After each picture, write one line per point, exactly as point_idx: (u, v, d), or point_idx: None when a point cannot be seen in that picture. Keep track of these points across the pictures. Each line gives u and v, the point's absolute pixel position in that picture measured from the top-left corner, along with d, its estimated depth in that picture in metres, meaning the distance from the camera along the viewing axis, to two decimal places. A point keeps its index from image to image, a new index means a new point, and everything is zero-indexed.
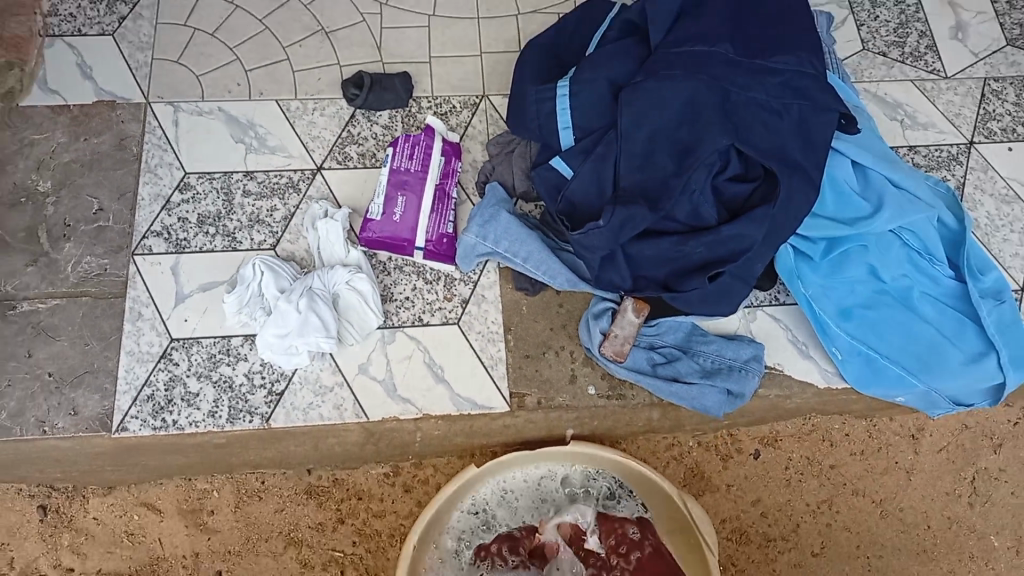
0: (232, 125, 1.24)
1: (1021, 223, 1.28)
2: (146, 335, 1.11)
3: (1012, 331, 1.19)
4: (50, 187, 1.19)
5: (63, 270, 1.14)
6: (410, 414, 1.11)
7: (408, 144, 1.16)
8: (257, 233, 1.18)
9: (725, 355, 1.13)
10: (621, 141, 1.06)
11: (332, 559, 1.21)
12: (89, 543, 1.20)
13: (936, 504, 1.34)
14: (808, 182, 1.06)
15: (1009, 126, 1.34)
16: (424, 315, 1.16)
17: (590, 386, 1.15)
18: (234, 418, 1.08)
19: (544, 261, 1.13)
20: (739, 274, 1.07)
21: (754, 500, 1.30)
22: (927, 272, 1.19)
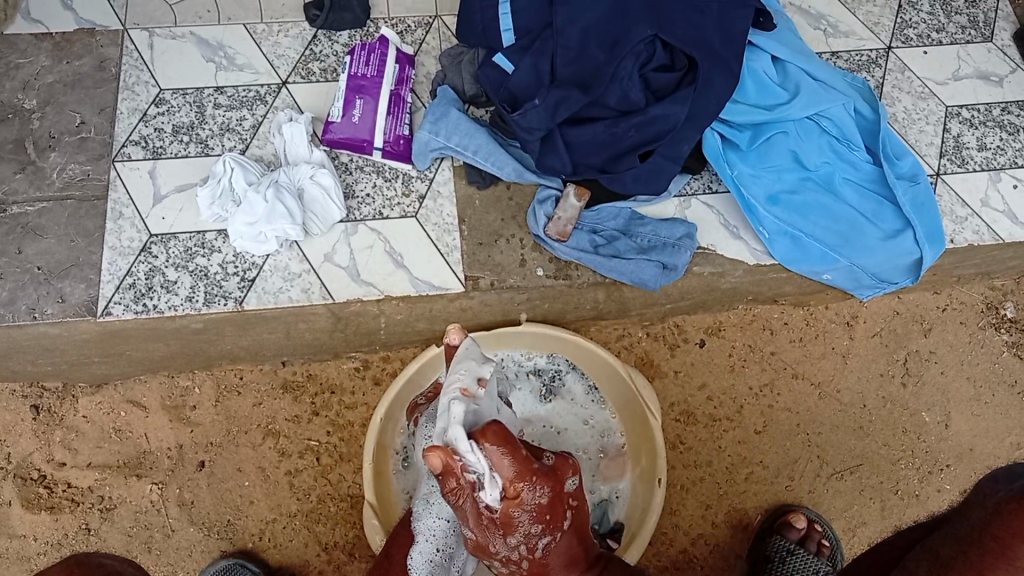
0: (203, 47, 1.32)
1: (935, 115, 1.41)
2: (127, 232, 1.20)
3: (926, 209, 1.29)
4: (35, 105, 1.27)
5: (49, 176, 1.23)
6: (372, 297, 1.21)
7: (364, 52, 1.26)
8: (228, 140, 1.28)
9: (661, 234, 1.27)
10: (557, 38, 1.16)
11: (307, 448, 1.27)
12: (80, 439, 1.24)
13: (870, 386, 1.40)
14: (726, 73, 1.17)
15: (924, 32, 1.46)
16: (384, 210, 1.25)
17: (538, 269, 1.25)
18: (209, 302, 1.17)
19: (492, 152, 1.24)
20: (668, 153, 1.20)
21: (700, 385, 1.36)
22: (847, 158, 1.30)
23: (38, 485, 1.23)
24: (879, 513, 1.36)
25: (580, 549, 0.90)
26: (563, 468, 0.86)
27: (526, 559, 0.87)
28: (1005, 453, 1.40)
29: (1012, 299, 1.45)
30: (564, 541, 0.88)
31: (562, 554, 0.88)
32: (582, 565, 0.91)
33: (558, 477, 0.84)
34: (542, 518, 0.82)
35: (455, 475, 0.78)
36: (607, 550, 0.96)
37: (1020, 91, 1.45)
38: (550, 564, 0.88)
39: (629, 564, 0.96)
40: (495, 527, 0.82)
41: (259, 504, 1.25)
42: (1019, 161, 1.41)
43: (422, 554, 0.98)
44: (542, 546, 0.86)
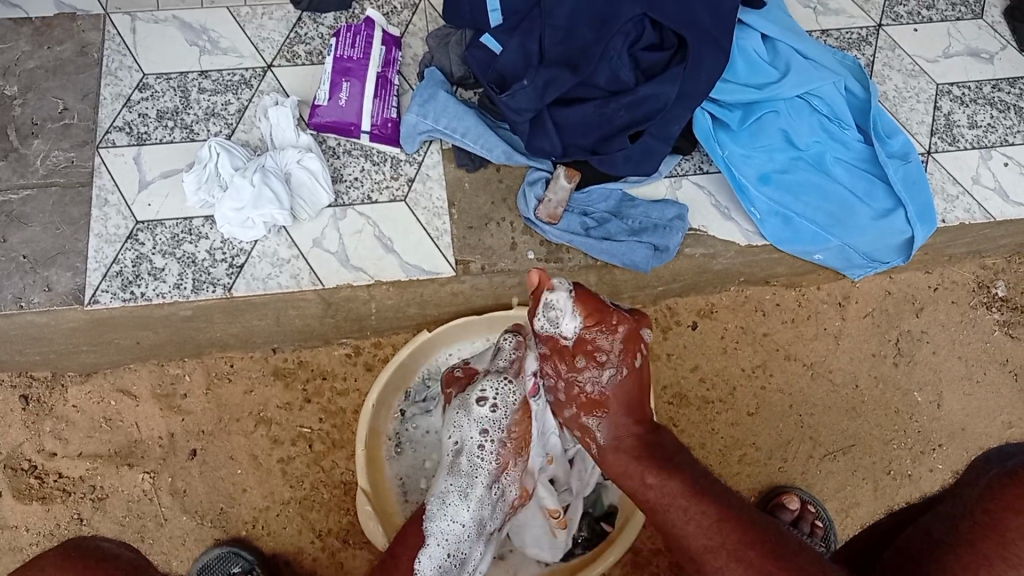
0: (186, 30, 1.30)
1: (926, 93, 1.41)
2: (113, 219, 1.19)
3: (917, 187, 1.29)
4: (16, 92, 1.25)
5: (32, 164, 1.21)
6: (362, 282, 1.19)
7: (350, 33, 1.25)
8: (213, 125, 1.26)
9: (652, 216, 1.26)
10: (545, 18, 1.15)
11: (299, 435, 1.26)
12: (70, 429, 1.23)
13: (863, 366, 1.40)
14: (717, 51, 1.16)
15: (915, 10, 1.45)
16: (373, 194, 1.24)
17: (528, 251, 1.25)
18: (198, 289, 1.16)
19: (481, 134, 1.23)
20: (659, 134, 1.20)
21: (693, 367, 1.35)
22: (838, 137, 1.29)
23: (29, 476, 1.22)
24: (872, 494, 1.36)
25: (638, 429, 1.01)
26: (636, 348, 1.03)
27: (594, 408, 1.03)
28: (996, 431, 1.40)
29: (1003, 278, 1.45)
30: (616, 419, 1.02)
31: (624, 399, 1.03)
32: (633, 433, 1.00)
33: (634, 324, 1.03)
34: (597, 359, 1.02)
35: (547, 299, 1.00)
36: (660, 440, 0.99)
37: (1011, 68, 1.45)
38: (611, 404, 1.02)
39: (671, 455, 0.96)
40: (572, 354, 1.02)
41: (252, 492, 1.24)
42: (1009, 139, 1.40)
43: (431, 557, 0.97)
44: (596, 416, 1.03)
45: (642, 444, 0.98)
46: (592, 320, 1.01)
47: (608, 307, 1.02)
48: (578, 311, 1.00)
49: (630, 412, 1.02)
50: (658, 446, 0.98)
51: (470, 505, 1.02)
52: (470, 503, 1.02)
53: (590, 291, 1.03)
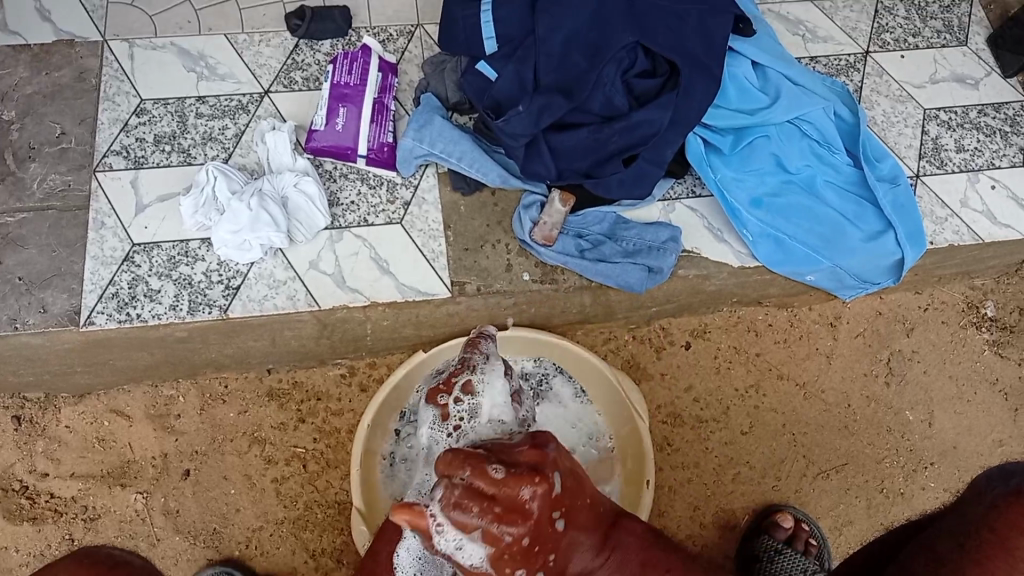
0: (184, 57, 1.32)
1: (914, 118, 1.43)
2: (109, 241, 1.19)
3: (906, 210, 1.31)
4: (14, 116, 1.26)
5: (29, 187, 1.22)
6: (358, 303, 1.20)
7: (347, 60, 1.26)
8: (210, 149, 1.27)
9: (646, 238, 1.27)
10: (540, 46, 1.16)
11: (294, 454, 1.26)
12: (62, 449, 1.22)
13: (856, 387, 1.40)
14: (708, 77, 1.18)
15: (901, 37, 1.49)
16: (369, 217, 1.25)
17: (524, 273, 1.25)
18: (194, 310, 1.16)
19: (477, 158, 1.24)
20: (652, 158, 1.22)
21: (686, 387, 1.36)
22: (828, 160, 1.31)
23: (20, 497, 1.20)
24: (865, 511, 1.36)
25: (603, 558, 0.79)
26: (553, 499, 0.70)
27: (521, 574, 0.71)
28: (988, 449, 1.41)
29: (992, 298, 1.46)
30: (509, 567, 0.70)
31: (584, 566, 0.78)
32: (609, 558, 0.80)
33: (532, 508, 0.69)
34: (556, 492, 0.70)
35: (431, 541, 0.68)
36: (623, 546, 0.81)
37: (994, 94, 1.48)
38: (568, 566, 0.77)
39: (645, 563, 0.81)
40: (506, 562, 0.70)
41: (246, 512, 1.23)
42: (995, 163, 1.43)
43: (410, 551, 0.92)
44: (590, 554, 0.78)
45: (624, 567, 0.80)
46: (500, 505, 0.67)
47: (513, 471, 0.68)
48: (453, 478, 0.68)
49: (595, 531, 0.79)
50: (624, 550, 0.81)
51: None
52: None
53: (481, 466, 0.68)
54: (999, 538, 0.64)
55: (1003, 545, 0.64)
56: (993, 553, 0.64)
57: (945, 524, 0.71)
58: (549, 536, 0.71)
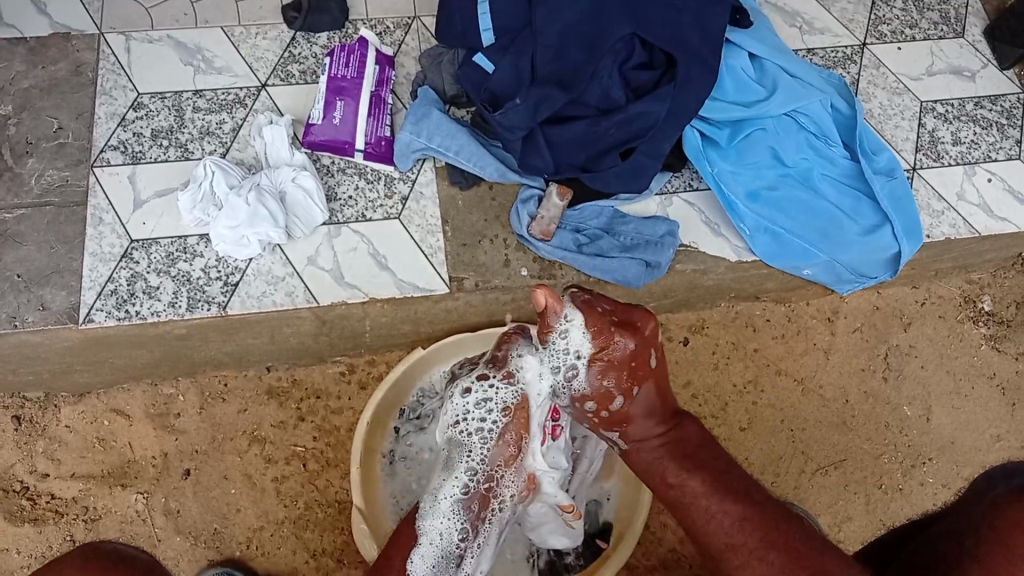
0: (180, 50, 1.31)
1: (911, 111, 1.43)
2: (108, 238, 1.19)
3: (902, 204, 1.32)
4: (10, 110, 1.25)
5: (27, 183, 1.22)
6: (356, 299, 1.20)
7: (344, 53, 1.26)
8: (208, 143, 1.27)
9: (643, 233, 1.28)
10: (537, 38, 1.17)
11: (293, 454, 1.27)
12: (63, 450, 1.23)
13: (850, 378, 1.41)
14: (705, 67, 1.18)
15: (898, 29, 1.48)
16: (367, 212, 1.25)
17: (522, 268, 1.26)
18: (192, 307, 1.17)
19: (474, 152, 1.25)
20: (649, 151, 1.21)
21: (685, 383, 1.37)
22: (825, 153, 1.31)
23: (20, 498, 1.21)
24: (864, 508, 1.37)
25: (661, 428, 0.88)
26: (654, 342, 0.88)
27: (598, 401, 0.88)
28: (985, 445, 1.42)
29: (989, 292, 1.47)
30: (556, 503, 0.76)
31: (645, 405, 0.88)
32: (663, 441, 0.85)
33: (642, 332, 0.87)
34: (631, 383, 0.87)
35: (552, 320, 0.86)
36: (682, 431, 0.87)
37: (991, 86, 1.48)
38: (633, 415, 0.88)
39: (701, 446, 0.85)
40: (606, 375, 0.87)
41: (246, 512, 1.24)
42: (992, 155, 1.43)
43: (424, 558, 0.90)
44: (680, 421, 0.88)
45: (673, 447, 0.85)
46: (596, 335, 0.86)
47: (610, 320, 0.87)
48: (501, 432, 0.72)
49: (661, 402, 0.89)
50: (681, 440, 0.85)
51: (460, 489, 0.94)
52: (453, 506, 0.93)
53: (596, 299, 0.89)
54: (999, 536, 0.63)
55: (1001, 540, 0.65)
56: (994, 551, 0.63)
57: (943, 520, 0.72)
58: (644, 377, 0.87)
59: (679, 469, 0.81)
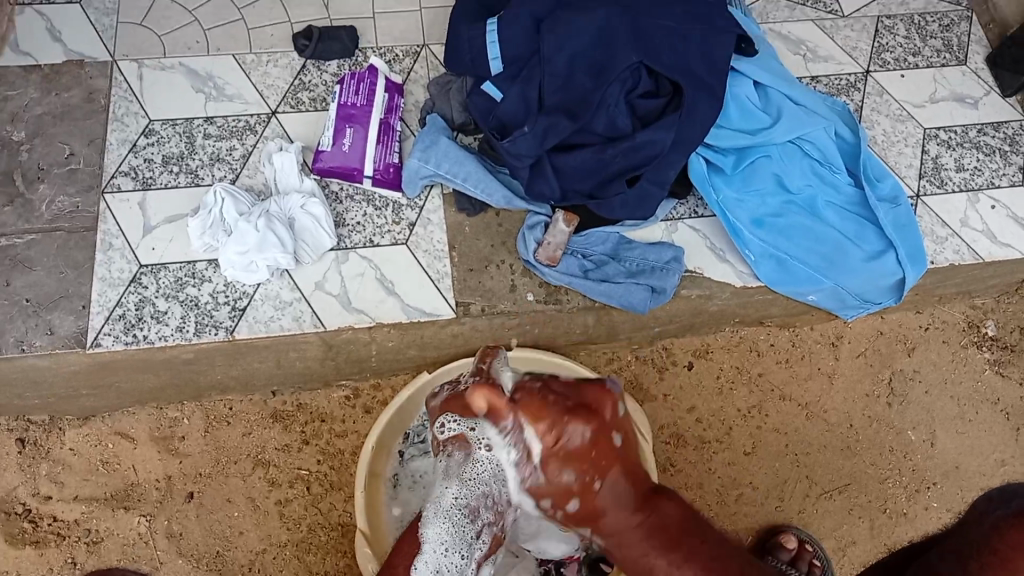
0: (191, 77, 1.33)
1: (915, 138, 1.44)
2: (117, 263, 1.20)
3: (907, 230, 1.32)
4: (24, 137, 1.27)
5: (38, 208, 1.23)
6: (364, 324, 1.21)
7: (354, 80, 1.28)
8: (218, 170, 1.28)
9: (649, 259, 1.28)
10: (545, 66, 1.18)
11: (298, 477, 1.26)
12: (66, 473, 1.23)
13: (857, 404, 1.41)
14: (711, 97, 1.19)
15: (901, 57, 1.50)
16: (374, 237, 1.26)
17: (528, 293, 1.27)
18: (200, 332, 1.17)
19: (482, 179, 1.26)
20: (655, 179, 1.22)
21: (689, 407, 1.37)
22: (829, 181, 1.32)
23: (23, 520, 1.21)
24: (869, 532, 1.36)
25: (640, 517, 0.80)
26: (617, 423, 0.79)
27: (574, 495, 0.79)
28: (990, 469, 1.41)
29: (992, 317, 1.47)
30: (619, 518, 0.80)
31: (615, 496, 0.79)
32: (643, 522, 0.80)
33: (599, 415, 0.78)
34: (613, 439, 0.78)
35: (499, 422, 0.80)
36: (660, 514, 0.81)
37: (995, 113, 1.49)
38: (602, 509, 0.80)
39: (683, 531, 0.80)
40: (555, 466, 0.78)
41: (249, 535, 1.24)
42: (996, 182, 1.44)
43: (427, 564, 0.92)
44: (605, 479, 0.78)
45: (659, 534, 0.80)
46: (542, 426, 0.77)
47: (564, 407, 0.78)
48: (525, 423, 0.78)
49: (634, 486, 0.81)
50: (659, 515, 0.81)
51: (457, 494, 0.92)
52: (445, 518, 0.93)
53: (548, 382, 0.82)
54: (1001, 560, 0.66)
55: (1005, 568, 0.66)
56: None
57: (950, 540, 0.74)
58: (607, 466, 0.78)
59: (664, 550, 0.79)
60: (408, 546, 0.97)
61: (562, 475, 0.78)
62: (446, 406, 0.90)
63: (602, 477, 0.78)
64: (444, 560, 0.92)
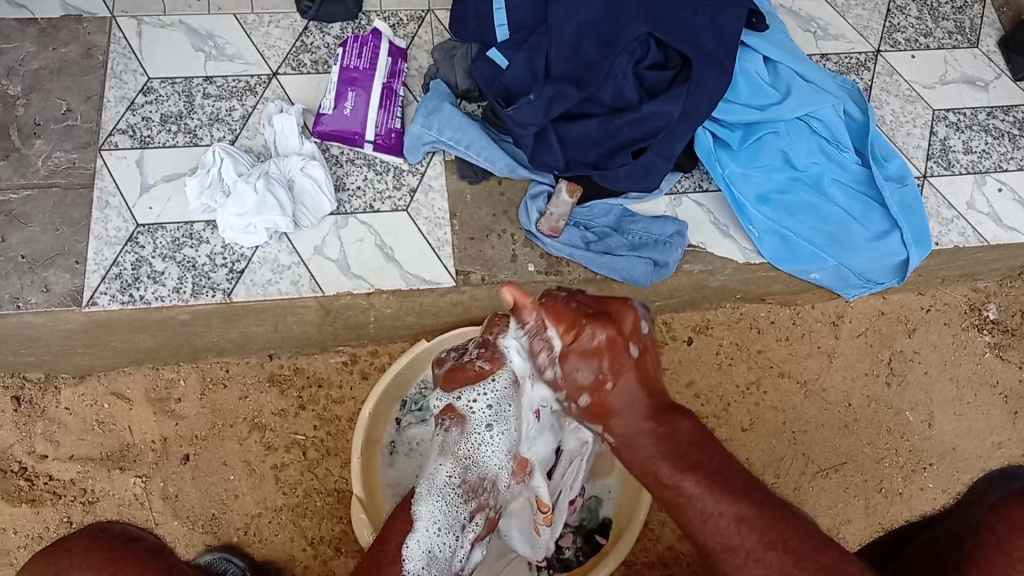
0: (191, 35, 1.31)
1: (923, 119, 1.43)
2: (114, 222, 1.19)
3: (912, 211, 1.31)
4: (19, 92, 1.24)
5: (33, 164, 1.21)
6: (363, 289, 1.19)
7: (357, 43, 1.26)
8: (217, 130, 1.26)
9: (652, 232, 1.27)
10: (552, 35, 1.16)
11: (294, 441, 1.26)
12: (61, 431, 1.22)
13: (856, 385, 1.41)
14: (720, 69, 1.18)
15: (913, 37, 1.48)
16: (374, 203, 1.24)
17: (529, 263, 1.25)
18: (197, 294, 1.16)
19: (485, 146, 1.24)
20: (661, 151, 1.20)
21: (687, 382, 1.36)
22: (836, 158, 1.31)
23: (18, 478, 1.20)
24: (864, 511, 1.36)
25: (651, 425, 0.79)
26: (639, 336, 0.83)
27: (586, 392, 0.82)
28: (986, 452, 1.41)
29: (994, 301, 1.47)
30: (626, 421, 0.80)
31: (628, 398, 0.81)
32: (658, 425, 0.78)
33: (619, 325, 0.82)
34: (631, 348, 0.81)
35: (522, 318, 0.86)
36: (673, 425, 0.78)
37: (1006, 96, 1.47)
38: (615, 407, 0.81)
39: (698, 443, 0.76)
40: (570, 362, 0.82)
41: (245, 497, 1.23)
42: (1004, 165, 1.42)
43: (419, 543, 0.84)
44: (620, 369, 0.81)
45: (668, 442, 0.76)
46: (564, 327, 0.83)
47: (584, 312, 0.82)
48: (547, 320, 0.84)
49: (651, 396, 0.81)
50: (674, 425, 0.78)
51: (452, 469, 0.88)
52: (442, 494, 0.87)
53: (575, 292, 0.86)
54: (997, 539, 0.65)
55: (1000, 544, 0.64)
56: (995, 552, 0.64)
57: (946, 525, 0.73)
58: (622, 368, 0.81)
59: (671, 459, 0.75)
60: (398, 523, 0.85)
61: (578, 368, 0.82)
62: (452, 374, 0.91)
63: (614, 372, 0.81)
64: (438, 540, 0.85)
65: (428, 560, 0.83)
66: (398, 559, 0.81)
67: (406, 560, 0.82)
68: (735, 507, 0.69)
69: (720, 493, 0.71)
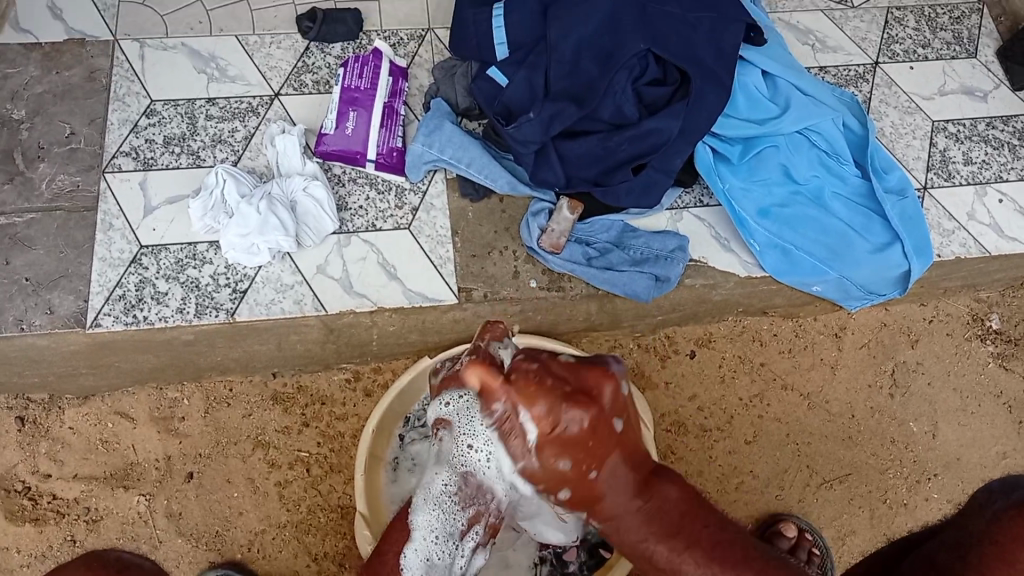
0: (194, 57, 1.32)
1: (922, 130, 1.43)
2: (117, 243, 1.19)
3: (913, 222, 1.31)
4: (23, 116, 1.26)
5: (38, 187, 1.22)
6: (365, 308, 1.20)
7: (358, 64, 1.26)
8: (219, 151, 1.27)
9: (654, 247, 1.27)
10: (552, 52, 1.17)
11: (298, 459, 1.26)
12: (66, 451, 1.23)
13: (859, 397, 1.40)
14: (719, 86, 1.18)
15: (910, 48, 1.48)
16: (377, 222, 1.25)
17: (531, 280, 1.26)
18: (201, 314, 1.16)
19: (486, 164, 1.25)
20: (662, 167, 1.21)
21: (691, 396, 1.36)
22: (835, 172, 1.31)
23: (22, 497, 1.21)
24: (868, 521, 1.36)
25: (640, 502, 0.80)
26: (615, 406, 0.78)
27: (569, 485, 0.78)
28: (991, 462, 1.40)
29: (997, 311, 1.47)
30: (616, 501, 0.80)
31: (611, 481, 0.79)
32: (648, 503, 0.81)
33: (598, 401, 0.76)
34: (615, 423, 0.78)
35: (489, 406, 0.76)
36: (660, 497, 0.81)
37: (1004, 106, 1.48)
38: (602, 494, 0.79)
39: (685, 515, 0.81)
40: (554, 454, 0.76)
41: (248, 514, 1.24)
42: (1003, 175, 1.43)
43: (418, 552, 0.91)
44: (598, 472, 0.78)
45: (657, 521, 0.80)
46: (535, 411, 0.74)
47: (562, 391, 0.75)
48: (519, 407, 0.74)
49: (633, 472, 0.81)
50: (663, 501, 0.81)
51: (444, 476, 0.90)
52: (434, 504, 0.92)
53: (547, 360, 0.78)
54: (999, 551, 0.66)
55: (1005, 559, 0.65)
56: (997, 568, 0.65)
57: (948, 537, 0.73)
58: (603, 455, 0.78)
59: (665, 537, 0.80)
60: (398, 531, 0.94)
61: (558, 463, 0.76)
62: (446, 383, 0.86)
63: (601, 464, 0.78)
64: (435, 549, 0.90)
65: (427, 567, 0.90)
66: (397, 567, 0.91)
67: (404, 569, 0.91)
68: (723, 568, 0.77)
69: (719, 566, 0.77)
